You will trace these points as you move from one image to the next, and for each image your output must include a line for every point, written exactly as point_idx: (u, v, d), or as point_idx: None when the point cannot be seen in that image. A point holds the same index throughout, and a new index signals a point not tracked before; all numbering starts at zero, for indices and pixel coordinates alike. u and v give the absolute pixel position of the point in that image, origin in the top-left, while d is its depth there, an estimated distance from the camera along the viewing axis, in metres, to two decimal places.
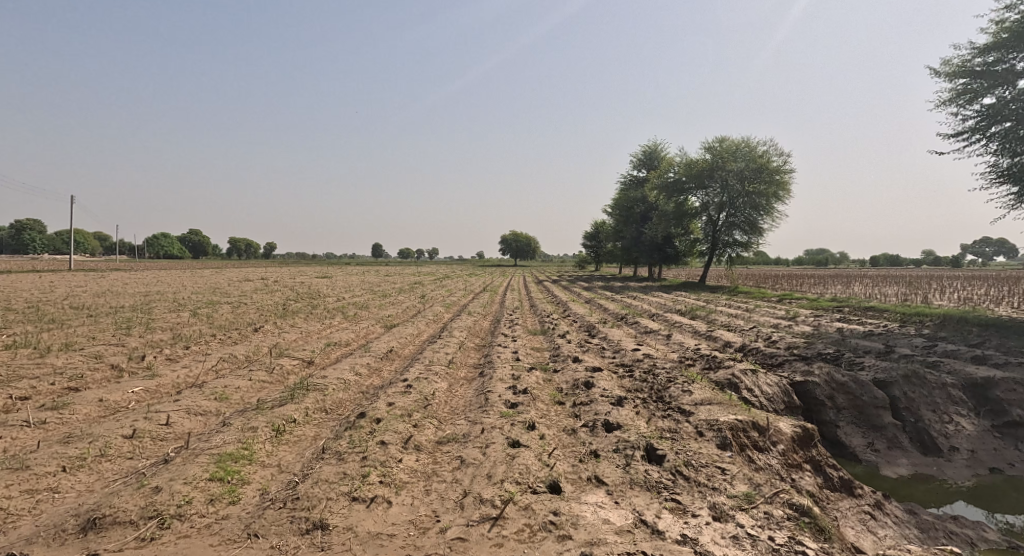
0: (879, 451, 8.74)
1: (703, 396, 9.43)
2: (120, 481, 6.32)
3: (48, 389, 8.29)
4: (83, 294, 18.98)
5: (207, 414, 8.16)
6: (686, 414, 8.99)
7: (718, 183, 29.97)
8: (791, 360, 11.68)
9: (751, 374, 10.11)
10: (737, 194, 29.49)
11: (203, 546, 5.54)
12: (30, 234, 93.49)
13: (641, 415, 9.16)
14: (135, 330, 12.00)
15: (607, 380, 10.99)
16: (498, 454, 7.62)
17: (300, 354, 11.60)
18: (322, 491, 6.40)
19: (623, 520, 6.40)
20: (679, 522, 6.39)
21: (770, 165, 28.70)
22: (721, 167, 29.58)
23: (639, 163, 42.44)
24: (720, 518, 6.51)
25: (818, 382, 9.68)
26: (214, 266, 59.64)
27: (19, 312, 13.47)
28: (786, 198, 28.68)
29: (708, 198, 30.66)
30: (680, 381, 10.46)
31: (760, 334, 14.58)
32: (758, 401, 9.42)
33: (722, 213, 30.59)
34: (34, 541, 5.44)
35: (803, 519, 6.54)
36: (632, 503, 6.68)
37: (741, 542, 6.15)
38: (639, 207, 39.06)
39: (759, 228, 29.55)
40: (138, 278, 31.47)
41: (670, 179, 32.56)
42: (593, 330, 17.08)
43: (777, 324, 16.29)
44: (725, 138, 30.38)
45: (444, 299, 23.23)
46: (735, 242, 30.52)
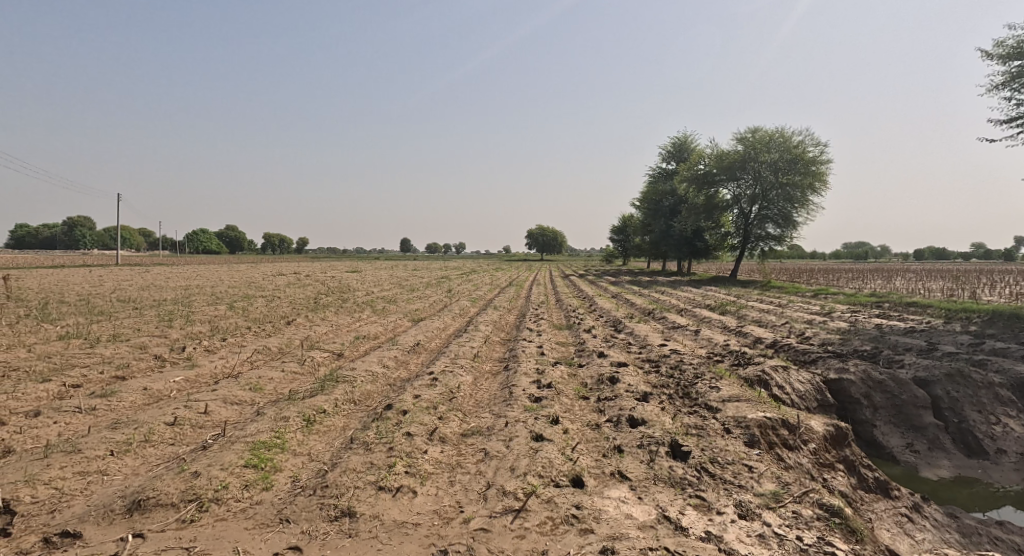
0: (919, 452, 8.63)
1: (731, 393, 9.44)
2: (162, 466, 6.68)
3: (98, 378, 8.75)
4: (128, 287, 19.80)
5: (243, 404, 8.53)
6: (713, 411, 9.02)
7: (750, 175, 29.58)
8: (824, 356, 11.57)
9: (782, 371, 10.07)
10: (770, 186, 29.03)
11: (239, 529, 5.82)
12: (82, 232, 98.20)
13: (666, 411, 9.22)
14: (176, 323, 12.51)
15: (632, 375, 11.07)
16: (521, 447, 7.80)
17: (330, 347, 11.95)
18: (350, 479, 6.67)
19: (646, 515, 6.51)
20: (703, 519, 6.47)
21: (806, 156, 28.18)
22: (754, 158, 29.19)
23: (668, 154, 41.91)
24: (745, 515, 6.57)
25: (853, 379, 9.67)
26: (248, 262, 61.67)
27: (69, 304, 14.16)
28: (822, 189, 28.15)
29: (740, 191, 30.32)
30: (708, 377, 10.48)
31: (793, 330, 14.44)
32: (789, 398, 9.38)
33: (754, 206, 30.13)
34: (83, 519, 5.77)
35: (834, 519, 6.55)
36: (655, 499, 6.79)
37: (767, 540, 6.21)
38: (668, 200, 38.82)
39: (793, 221, 29.04)
40: (178, 271, 32.76)
41: (700, 171, 32.07)
42: (619, 325, 17.16)
43: (811, 320, 16.10)
44: (758, 129, 29.84)
45: (470, 293, 23.47)
46: (767, 235, 30.14)
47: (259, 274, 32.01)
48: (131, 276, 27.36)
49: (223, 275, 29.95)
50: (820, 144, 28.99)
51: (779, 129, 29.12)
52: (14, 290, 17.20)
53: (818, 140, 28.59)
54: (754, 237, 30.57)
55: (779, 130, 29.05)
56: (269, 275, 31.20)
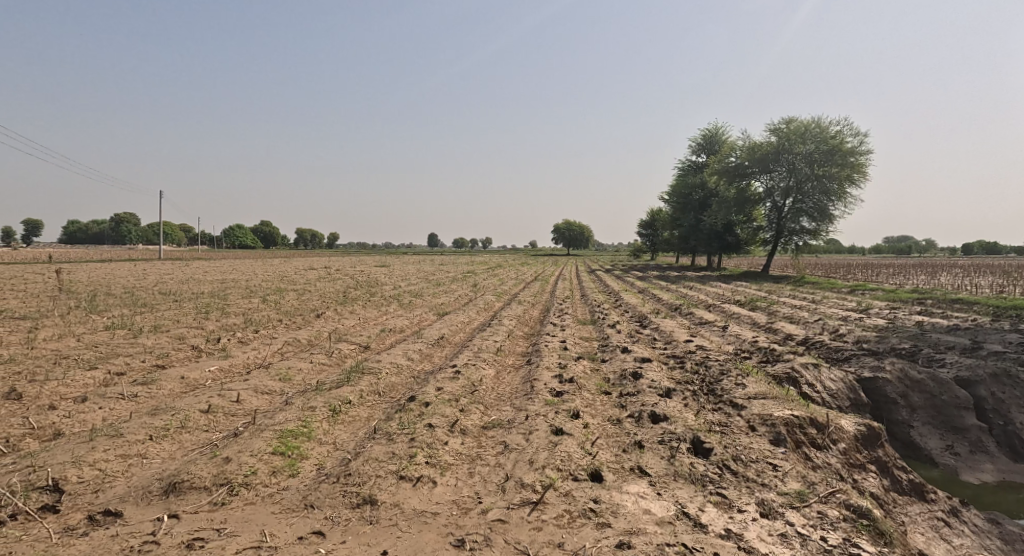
0: (959, 455, 8.53)
1: (756, 391, 9.47)
2: (196, 451, 7.05)
3: (140, 366, 9.24)
4: (168, 281, 20.66)
5: (272, 393, 8.90)
6: (738, 408, 9.06)
7: (785, 167, 29.10)
8: (858, 354, 11.44)
9: (813, 369, 10.06)
10: (806, 178, 28.45)
11: (267, 513, 6.12)
12: (127, 226, 101.76)
13: (689, 407, 9.30)
14: (212, 315, 13.04)
15: (655, 371, 11.14)
16: (540, 441, 7.99)
17: (357, 340, 12.31)
18: (372, 468, 6.95)
19: (664, 511, 6.64)
20: (723, 517, 6.57)
21: (844, 147, 27.50)
22: (789, 149, 28.76)
23: (698, 146, 41.42)
24: (767, 514, 6.64)
25: (889, 378, 9.57)
26: (283, 257, 63.22)
27: (114, 296, 14.87)
28: (861, 181, 27.47)
29: (773, 183, 29.83)
30: (734, 374, 10.51)
31: (827, 326, 14.22)
32: (820, 397, 9.40)
33: (788, 199, 29.56)
34: (124, 499, 6.10)
35: (861, 521, 6.58)
36: (675, 496, 6.90)
37: (789, 540, 6.28)
38: (698, 193, 38.37)
39: (829, 214, 28.14)
40: (216, 266, 33.92)
41: (731, 163, 31.65)
42: (644, 321, 17.17)
43: (846, 317, 15.83)
44: (793, 119, 29.34)
45: (495, 288, 23.70)
46: (803, 229, 29.34)
47: (291, 269, 32.81)
48: (172, 270, 28.39)
49: (257, 269, 30.82)
50: (859, 135, 28.23)
51: (815, 119, 28.58)
52: (64, 283, 18.13)
53: (857, 130, 27.90)
54: (787, 231, 29.88)
55: (816, 119, 28.47)
56: (301, 270, 32.01)
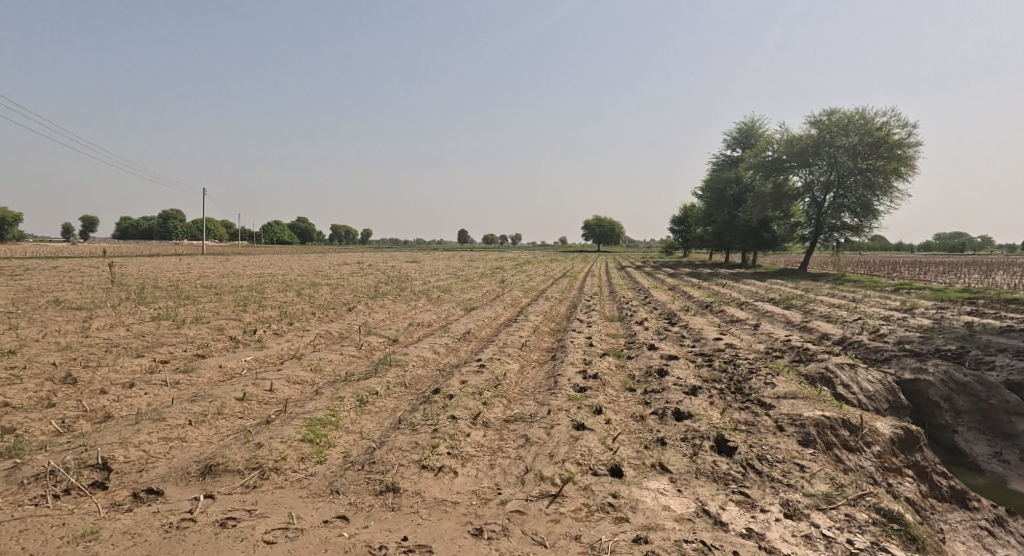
0: (1008, 462, 8.40)
1: (786, 390, 9.49)
2: (230, 436, 7.47)
3: (181, 355, 9.78)
4: (211, 274, 21.57)
5: (303, 383, 9.33)
6: (766, 407, 9.10)
7: (825, 161, 28.33)
8: (898, 355, 11.22)
9: (848, 369, 9.99)
10: (848, 172, 27.73)
11: (295, 496, 6.46)
12: (174, 222, 105.41)
13: (715, 406, 9.36)
14: (250, 307, 13.61)
15: (682, 368, 11.21)
16: (561, 435, 8.21)
17: (386, 333, 12.70)
18: (396, 457, 7.28)
19: (685, 508, 6.77)
20: (745, 516, 6.65)
21: (889, 139, 26.62)
22: (829, 143, 27.86)
23: (734, 140, 40.67)
24: (791, 515, 6.70)
25: (931, 380, 9.51)
26: (319, 253, 64.83)
27: (160, 288, 15.64)
28: (908, 174, 26.49)
29: (813, 177, 29.23)
30: (763, 373, 10.50)
31: (866, 326, 13.94)
32: (856, 399, 9.35)
33: (829, 194, 28.93)
34: (165, 479, 6.51)
35: (892, 525, 6.62)
36: (695, 493, 7.03)
37: (813, 541, 6.34)
38: (732, 188, 37.84)
39: (873, 209, 27.56)
40: (254, 261, 35.08)
41: (768, 157, 31.05)
42: (673, 318, 17.18)
43: (888, 317, 15.53)
44: (834, 111, 28.63)
45: (523, 284, 23.93)
46: (843, 225, 28.79)
47: (326, 263, 33.67)
48: (214, 264, 29.47)
49: (294, 264, 31.77)
50: (907, 126, 27.26)
51: (858, 110, 27.82)
52: (115, 276, 19.15)
53: (904, 121, 27.02)
54: (828, 227, 29.36)
55: (859, 111, 27.61)
56: (335, 265, 32.81)
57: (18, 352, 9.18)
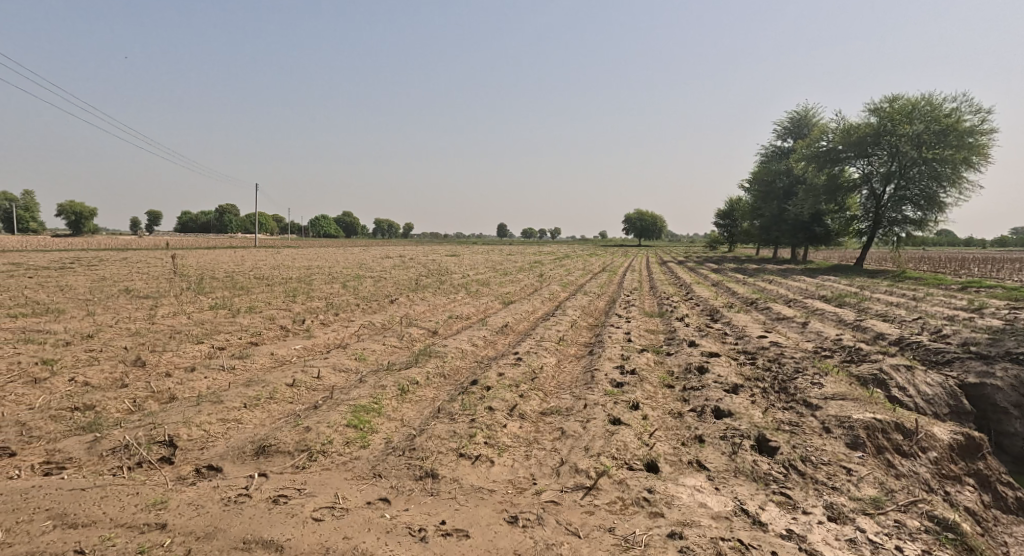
0: None
1: (835, 391, 9.36)
2: (282, 419, 7.92)
3: (237, 342, 10.37)
4: (263, 266, 22.53)
5: (348, 370, 9.77)
6: (811, 409, 9.03)
7: (886, 151, 27.29)
8: (961, 357, 10.81)
9: (905, 372, 9.78)
10: (911, 162, 26.61)
11: (341, 478, 6.84)
12: (230, 217, 109.64)
13: (756, 405, 9.34)
14: (298, 298, 14.22)
15: (722, 366, 11.16)
16: (597, 429, 8.37)
17: (426, 325, 13.07)
18: (435, 445, 7.59)
19: (722, 506, 6.82)
20: (786, 517, 6.65)
21: (960, 127, 25.25)
22: (891, 131, 26.88)
23: (786, 129, 39.60)
24: (835, 518, 6.66)
25: (998, 385, 9.22)
26: (366, 247, 66.31)
27: (217, 279, 16.51)
28: (980, 164, 25.00)
29: (871, 168, 28.17)
30: (810, 373, 10.36)
31: (927, 326, 13.46)
32: (913, 402, 9.15)
33: (889, 185, 27.85)
34: (223, 457, 6.99)
35: (946, 534, 6.50)
36: (733, 492, 7.07)
37: (857, 546, 6.29)
38: (782, 181, 36.83)
39: (939, 202, 26.32)
40: (304, 254, 36.31)
41: (822, 147, 30.13)
42: (715, 315, 17.01)
43: (952, 317, 14.92)
44: (896, 99, 27.52)
45: (561, 278, 24.08)
46: (905, 219, 27.69)
47: (371, 256, 34.57)
48: (265, 257, 30.70)
49: (341, 257, 32.76)
50: (980, 112, 25.79)
51: (923, 96, 26.66)
52: (177, 267, 20.27)
53: (977, 107, 25.68)
54: (887, 221, 28.28)
55: (925, 97, 26.53)
56: (380, 257, 33.61)
57: (94, 336, 9.94)
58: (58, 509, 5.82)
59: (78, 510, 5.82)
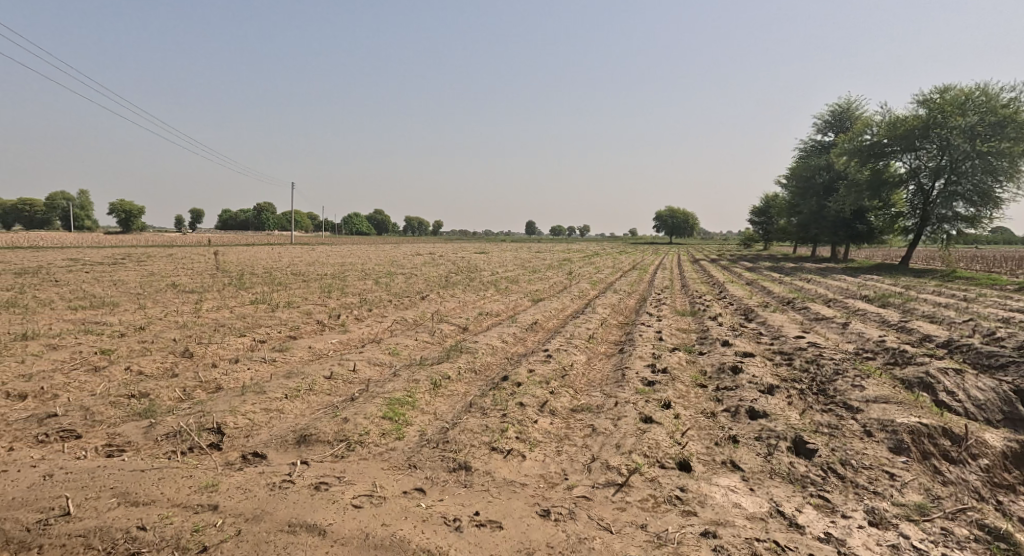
0: None
1: (877, 394, 9.19)
2: (321, 410, 8.16)
3: (277, 335, 10.69)
4: (299, 263, 23.05)
5: (383, 365, 9.99)
6: (852, 412, 8.89)
7: (935, 144, 26.53)
8: (1015, 362, 10.48)
9: (954, 376, 9.55)
10: (963, 156, 25.81)
11: (378, 468, 7.02)
12: (265, 216, 112.04)
13: (793, 406, 9.25)
14: (334, 294, 14.55)
15: (757, 366, 11.06)
16: (628, 427, 8.40)
17: (457, 322, 13.24)
18: (468, 438, 7.73)
19: (757, 507, 6.79)
20: (824, 520, 6.59)
21: (1017, 118, 24.42)
22: (941, 124, 26.12)
23: (826, 124, 38.83)
24: (876, 523, 6.57)
25: None
26: (396, 243, 67.09)
27: (256, 275, 16.99)
28: None
29: (919, 163, 27.41)
30: (850, 375, 10.19)
31: (977, 329, 13.06)
32: (962, 407, 8.93)
33: (938, 180, 27.05)
34: (267, 444, 7.24)
35: (996, 543, 6.34)
36: (769, 493, 7.03)
37: (899, 551, 6.19)
38: (822, 176, 36.06)
39: (993, 197, 25.45)
40: (336, 252, 37.01)
41: (866, 142, 29.40)
42: (750, 314, 16.80)
43: (1004, 319, 14.42)
44: (948, 89, 26.76)
45: (591, 276, 24.04)
46: (956, 216, 26.86)
47: (402, 254, 34.98)
48: (301, 253, 31.38)
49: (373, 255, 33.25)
50: None
51: (977, 87, 25.87)
52: (219, 263, 20.92)
53: None
54: (936, 218, 27.48)
55: (980, 87, 25.76)
56: (410, 255, 34.01)
57: (146, 328, 10.37)
58: (121, 488, 6.09)
59: (138, 490, 6.09)
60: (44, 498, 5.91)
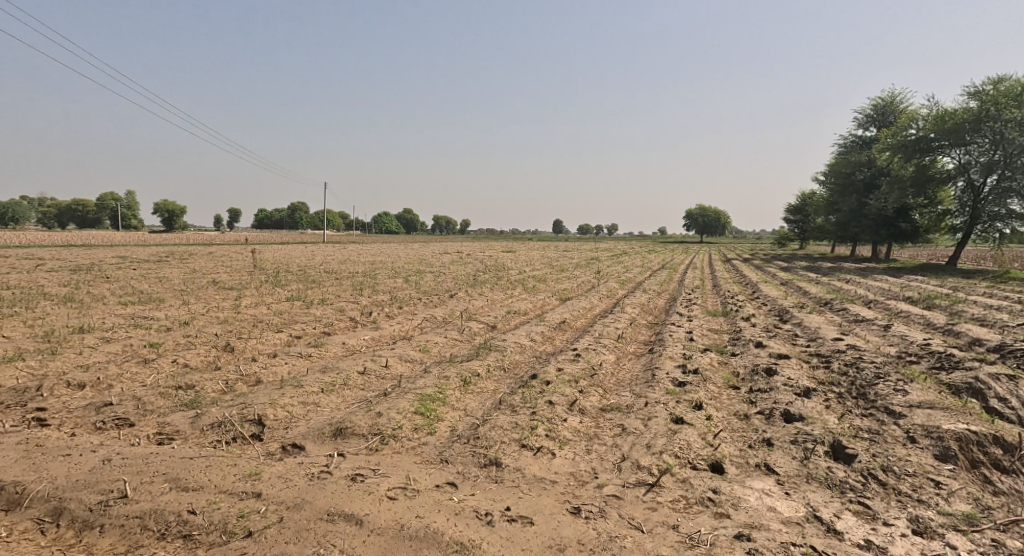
0: None
1: (921, 400, 9.01)
2: (355, 404, 8.34)
3: (312, 331, 10.94)
4: (331, 261, 23.46)
5: (413, 361, 10.15)
6: (895, 417, 8.73)
7: (988, 138, 25.77)
8: None
9: (1005, 383, 9.31)
10: (1017, 150, 25.00)
11: (411, 461, 7.16)
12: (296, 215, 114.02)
13: (831, 410, 9.12)
14: (365, 291, 14.79)
15: (792, 369, 10.92)
16: (659, 427, 8.40)
17: (485, 320, 13.34)
18: (498, 435, 7.82)
19: (793, 511, 6.73)
20: (864, 527, 6.50)
21: None
22: (995, 117, 25.37)
23: (868, 118, 37.98)
24: (920, 533, 6.44)
25: None
26: (424, 242, 67.61)
27: (291, 272, 17.39)
28: None
29: (969, 158, 26.64)
30: (893, 379, 10.00)
31: None
32: (1013, 414, 8.69)
33: (991, 176, 26.26)
34: (305, 436, 7.44)
35: None
36: (805, 498, 6.96)
37: None
38: (863, 173, 35.25)
39: None
40: (366, 250, 37.54)
41: (911, 136, 28.67)
42: (784, 316, 16.54)
43: None
44: (1002, 81, 26.00)
45: (619, 275, 23.94)
46: (1009, 213, 26.03)
47: (431, 252, 35.30)
48: (332, 252, 31.94)
49: (403, 253, 33.62)
50: None
51: None
52: (254, 261, 21.43)
53: None
54: (987, 215, 26.67)
55: None
56: (439, 253, 34.29)
57: (190, 322, 10.73)
58: (173, 474, 6.34)
59: (189, 476, 6.33)
60: (104, 480, 6.18)
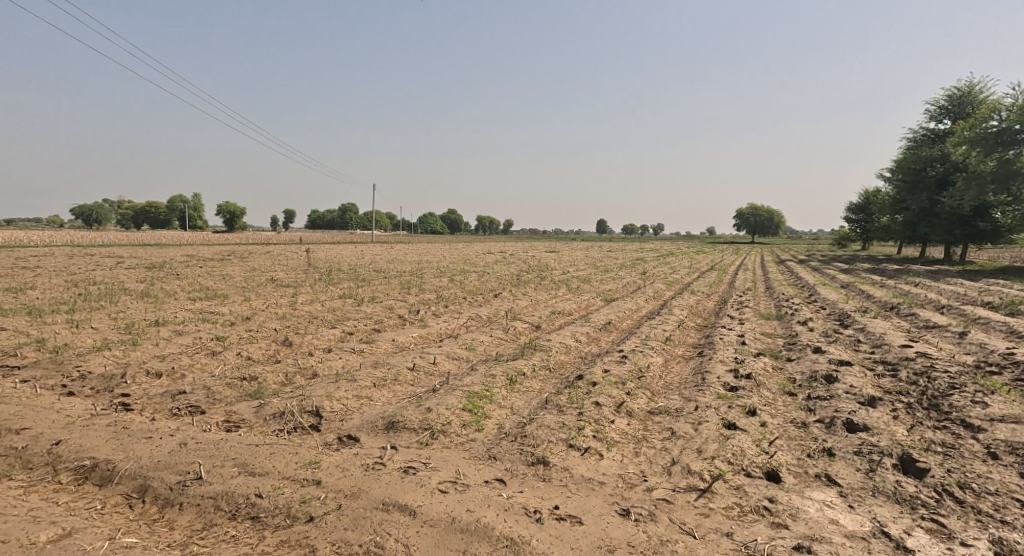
0: None
1: (1002, 414, 8.60)
2: (405, 399, 8.54)
3: (363, 328, 11.24)
4: (379, 260, 23.94)
5: (460, 359, 10.31)
6: (973, 431, 8.36)
7: None
8: None
9: None
10: None
11: (460, 457, 7.29)
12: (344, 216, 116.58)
13: (900, 421, 8.80)
14: (412, 290, 15.06)
15: (853, 376, 10.57)
16: (711, 432, 8.30)
17: (529, 320, 13.41)
18: (546, 434, 7.88)
19: (857, 525, 6.54)
20: (939, 546, 6.26)
21: None
22: None
23: (943, 110, 36.28)
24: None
25: None
26: (466, 242, 67.99)
27: (342, 271, 17.87)
28: None
29: None
30: (970, 391, 9.56)
31: None
32: None
33: None
34: (359, 428, 7.67)
35: None
36: (871, 512, 6.75)
37: None
38: (935, 168, 33.63)
39: None
40: (411, 249, 38.07)
41: (993, 128, 27.18)
42: (844, 321, 15.99)
43: None
44: None
45: (666, 276, 23.62)
46: None
47: (475, 252, 35.57)
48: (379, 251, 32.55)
49: (448, 253, 33.99)
50: None
51: None
52: (306, 259, 22.07)
53: None
54: None
55: None
56: (483, 253, 34.51)
57: (251, 318, 11.18)
58: (241, 459, 6.65)
59: (255, 462, 6.63)
60: (182, 462, 6.55)
